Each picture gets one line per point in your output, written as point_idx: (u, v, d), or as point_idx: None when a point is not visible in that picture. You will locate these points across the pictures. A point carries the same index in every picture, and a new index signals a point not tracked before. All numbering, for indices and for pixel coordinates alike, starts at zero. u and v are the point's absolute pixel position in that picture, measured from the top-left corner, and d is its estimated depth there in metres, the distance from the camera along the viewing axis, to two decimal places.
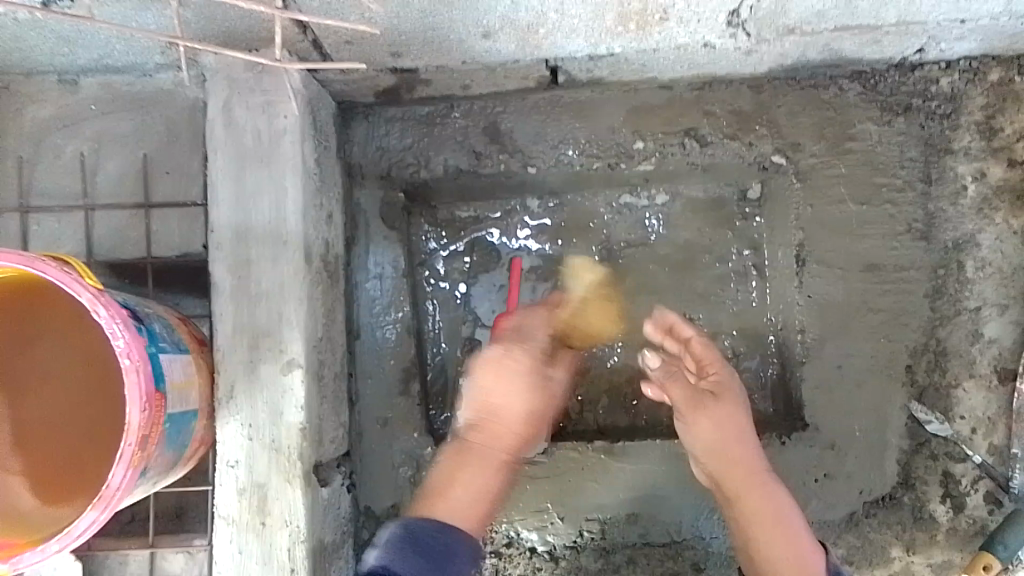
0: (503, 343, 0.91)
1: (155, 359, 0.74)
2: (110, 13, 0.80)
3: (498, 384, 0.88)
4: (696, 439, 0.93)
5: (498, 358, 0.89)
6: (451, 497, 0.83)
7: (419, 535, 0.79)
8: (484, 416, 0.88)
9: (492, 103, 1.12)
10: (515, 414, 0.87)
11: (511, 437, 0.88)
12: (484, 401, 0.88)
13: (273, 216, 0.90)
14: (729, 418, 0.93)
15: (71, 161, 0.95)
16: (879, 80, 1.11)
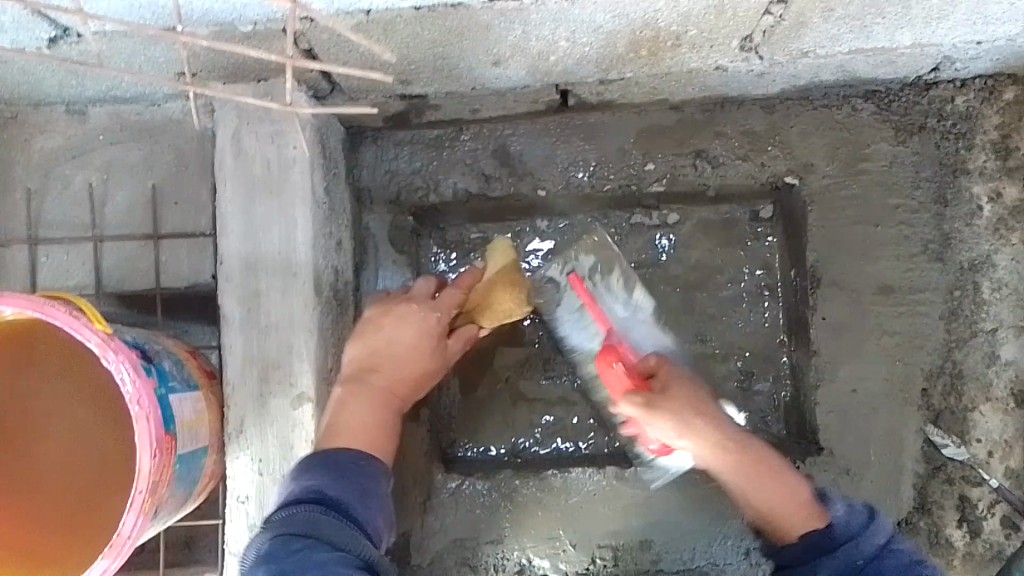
0: (396, 294, 0.93)
1: (166, 400, 0.74)
2: (118, 49, 0.79)
3: (396, 323, 0.90)
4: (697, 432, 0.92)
5: (391, 304, 0.91)
6: (343, 427, 0.84)
7: (340, 463, 0.80)
8: (371, 353, 0.89)
9: (501, 126, 1.11)
10: (408, 369, 0.90)
11: (400, 376, 0.89)
12: (379, 338, 0.89)
13: (283, 248, 0.89)
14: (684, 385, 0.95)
15: (79, 192, 0.95)
16: (893, 100, 1.10)
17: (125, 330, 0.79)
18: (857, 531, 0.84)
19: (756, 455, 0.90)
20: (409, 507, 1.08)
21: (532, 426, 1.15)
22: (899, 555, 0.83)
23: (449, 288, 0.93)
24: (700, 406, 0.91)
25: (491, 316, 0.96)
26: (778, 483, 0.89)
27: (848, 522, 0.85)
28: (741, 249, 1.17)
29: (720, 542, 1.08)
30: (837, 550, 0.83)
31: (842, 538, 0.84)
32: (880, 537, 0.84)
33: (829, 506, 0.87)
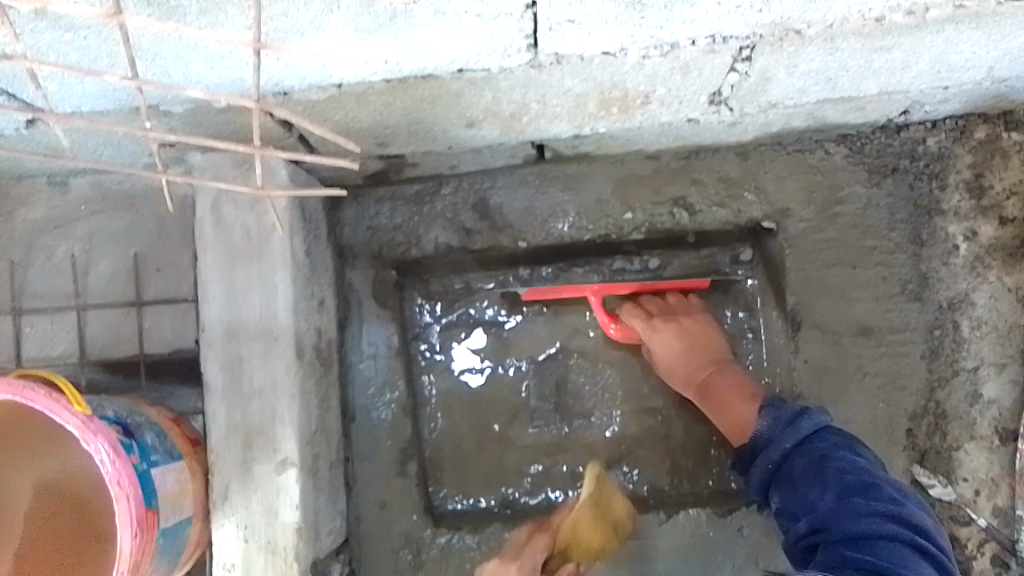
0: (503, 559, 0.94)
1: (148, 476, 0.75)
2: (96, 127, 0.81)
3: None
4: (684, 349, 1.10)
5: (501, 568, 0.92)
6: None
7: None
8: None
9: (480, 179, 1.13)
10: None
11: None
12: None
13: (265, 313, 0.90)
14: (688, 321, 1.13)
15: (62, 262, 0.96)
16: (865, 142, 1.12)
17: (107, 403, 0.80)
18: (774, 434, 0.96)
19: (729, 371, 1.08)
20: (399, 562, 1.09)
21: (521, 476, 1.15)
22: (812, 451, 0.92)
23: (537, 535, 0.97)
24: (689, 332, 1.11)
25: (580, 553, 0.98)
26: (735, 397, 1.05)
27: (769, 432, 0.96)
28: (721, 293, 1.19)
29: None
30: (760, 455, 0.96)
31: (762, 446, 0.96)
32: (790, 441, 0.94)
33: (762, 415, 0.99)
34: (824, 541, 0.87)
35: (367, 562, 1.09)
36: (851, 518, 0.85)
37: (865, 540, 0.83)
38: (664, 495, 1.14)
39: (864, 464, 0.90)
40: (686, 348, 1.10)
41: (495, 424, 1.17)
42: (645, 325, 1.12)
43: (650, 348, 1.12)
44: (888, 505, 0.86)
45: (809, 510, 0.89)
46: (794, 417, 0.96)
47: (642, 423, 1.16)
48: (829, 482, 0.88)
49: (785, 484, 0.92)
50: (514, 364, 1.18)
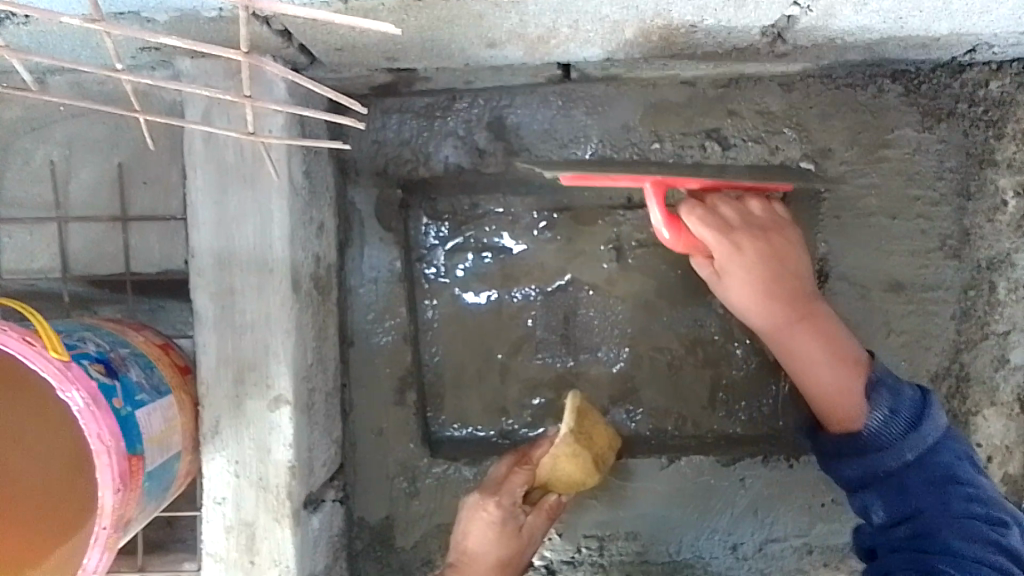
0: (484, 489, 0.93)
1: (132, 419, 0.70)
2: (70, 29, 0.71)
3: (475, 533, 0.92)
4: (761, 277, 0.90)
5: (477, 504, 0.92)
6: None
7: None
8: (460, 557, 0.93)
9: (497, 96, 1.04)
10: (487, 561, 0.92)
11: None
12: (463, 544, 0.93)
13: (259, 242, 0.84)
14: (774, 242, 0.91)
15: (41, 169, 0.93)
16: (923, 81, 1.01)
17: (91, 335, 0.74)
18: (891, 437, 0.83)
19: (817, 315, 0.90)
20: (394, 490, 1.07)
21: (522, 408, 1.10)
22: (935, 466, 0.83)
23: (515, 472, 0.93)
24: (776, 261, 0.90)
25: (562, 484, 0.95)
26: (823, 356, 0.88)
27: (886, 434, 0.83)
28: None
29: (707, 536, 1.07)
30: (869, 454, 0.84)
31: (879, 446, 0.83)
32: (913, 451, 0.82)
33: (873, 402, 0.84)
34: (924, 563, 0.81)
35: (361, 488, 1.07)
36: (966, 549, 0.80)
37: (973, 572, 0.78)
38: (666, 436, 1.09)
39: (981, 486, 0.84)
40: (769, 281, 0.90)
41: (498, 352, 1.11)
42: (725, 243, 0.87)
43: (722, 269, 0.90)
44: (999, 537, 0.81)
45: (917, 529, 0.82)
46: (918, 416, 0.83)
47: (650, 361, 1.10)
48: (948, 503, 0.82)
49: (895, 493, 0.83)
50: (522, 292, 1.11)
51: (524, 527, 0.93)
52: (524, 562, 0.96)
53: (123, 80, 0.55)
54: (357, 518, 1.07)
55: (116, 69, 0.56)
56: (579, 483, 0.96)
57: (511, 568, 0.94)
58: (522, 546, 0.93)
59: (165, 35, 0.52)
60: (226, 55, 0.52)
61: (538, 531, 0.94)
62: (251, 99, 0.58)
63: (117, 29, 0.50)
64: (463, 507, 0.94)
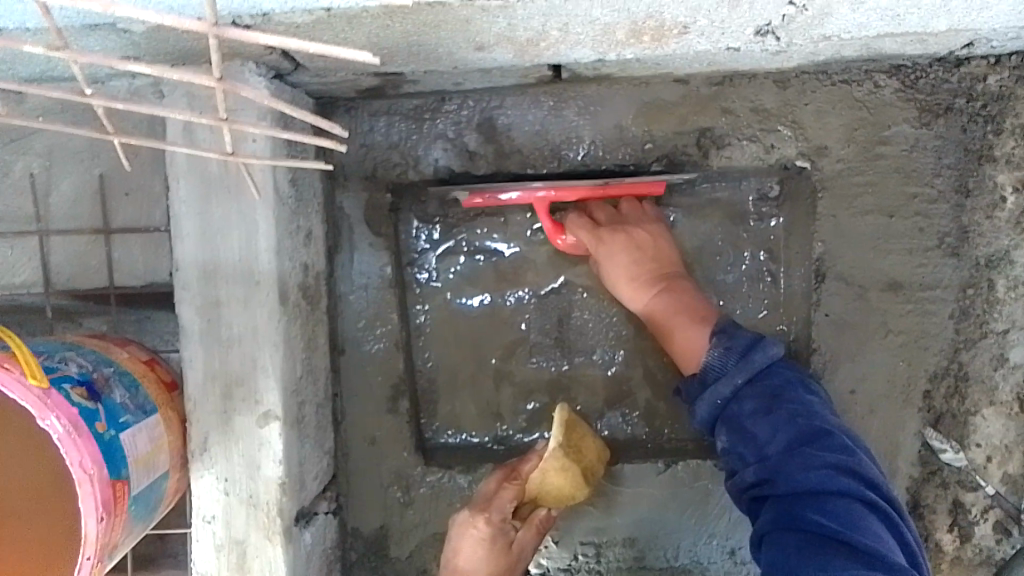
0: (473, 506, 0.92)
1: (117, 443, 0.68)
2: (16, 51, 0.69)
3: (466, 550, 0.92)
4: (626, 260, 1.00)
5: (467, 524, 0.91)
6: None
7: None
8: (451, 570, 0.93)
9: (487, 97, 1.02)
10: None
11: None
12: (456, 560, 0.93)
13: (244, 254, 0.82)
14: (635, 229, 1.02)
15: (21, 181, 0.91)
16: (920, 76, 1.00)
17: (73, 355, 0.72)
18: (724, 367, 0.88)
19: (680, 291, 1.00)
20: (388, 499, 1.05)
21: (516, 413, 1.09)
22: (762, 391, 0.85)
23: (504, 490, 0.92)
24: (641, 247, 1.01)
25: (552, 497, 0.94)
26: (684, 322, 0.97)
27: (719, 365, 0.88)
28: (743, 228, 1.08)
29: (706, 541, 1.06)
30: (705, 390, 0.88)
31: (711, 379, 0.88)
32: (741, 376, 0.86)
33: (714, 344, 0.90)
34: (772, 493, 0.81)
35: (355, 497, 1.05)
36: (800, 469, 0.80)
37: (814, 496, 0.78)
38: (662, 440, 1.08)
39: (817, 407, 0.85)
40: (635, 265, 1.00)
41: (492, 356, 1.09)
42: (592, 235, 1.01)
43: (596, 259, 1.02)
44: (842, 456, 0.80)
45: (759, 458, 0.83)
46: (747, 348, 0.88)
47: (645, 364, 1.08)
48: (781, 426, 0.83)
49: (734, 425, 0.85)
50: (515, 295, 1.09)
51: (515, 542, 0.93)
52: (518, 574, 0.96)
53: (94, 104, 0.54)
54: (351, 528, 1.05)
55: (86, 93, 0.55)
56: (569, 496, 0.95)
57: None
58: (512, 561, 0.93)
59: (136, 62, 0.51)
60: (197, 81, 0.51)
61: (529, 544, 0.95)
62: (227, 122, 0.57)
63: (84, 57, 0.49)
64: (455, 522, 0.93)
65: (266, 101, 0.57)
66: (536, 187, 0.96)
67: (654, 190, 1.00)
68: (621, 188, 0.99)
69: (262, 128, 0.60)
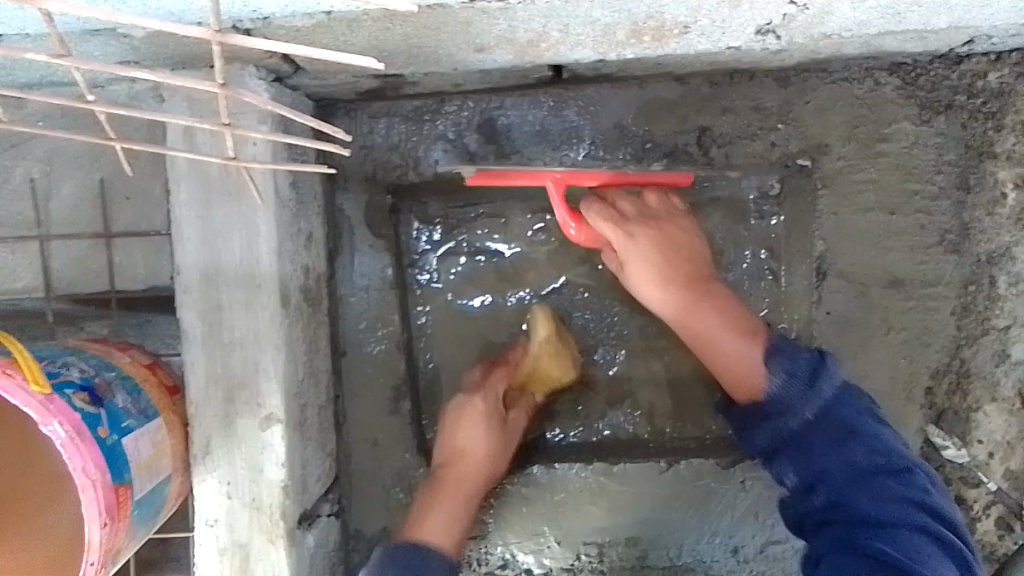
0: (469, 393, 1.01)
1: (119, 448, 0.68)
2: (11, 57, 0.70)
3: (464, 428, 0.99)
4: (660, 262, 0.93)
5: (465, 409, 1.00)
6: (433, 523, 0.94)
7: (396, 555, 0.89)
8: (451, 460, 0.99)
9: (487, 97, 1.02)
10: (482, 454, 0.99)
11: (476, 478, 0.99)
12: (453, 443, 0.99)
13: (245, 258, 0.82)
14: (671, 229, 0.95)
15: (20, 186, 0.91)
16: (920, 74, 1.00)
17: (76, 360, 0.73)
18: (790, 395, 0.85)
19: (714, 295, 0.93)
20: (391, 501, 1.05)
21: None
22: (834, 422, 0.84)
23: (495, 373, 1.03)
24: (672, 245, 0.94)
25: (540, 383, 1.03)
26: (728, 333, 0.90)
27: (786, 395, 0.85)
28: (743, 228, 1.07)
29: (709, 539, 1.06)
30: (769, 418, 0.86)
31: (778, 409, 0.85)
32: (810, 407, 0.84)
33: (771, 369, 0.86)
34: (838, 519, 0.82)
35: (358, 499, 1.05)
36: (872, 503, 0.80)
37: (887, 526, 0.79)
38: (667, 438, 1.08)
39: (887, 437, 0.85)
40: (666, 265, 0.93)
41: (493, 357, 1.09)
42: (621, 232, 0.92)
43: (623, 257, 0.93)
44: (914, 491, 0.81)
45: (826, 486, 0.83)
46: (812, 373, 0.85)
47: (647, 363, 1.08)
48: (854, 457, 0.82)
49: (800, 453, 0.84)
50: (516, 296, 1.08)
51: (509, 422, 1.02)
52: (506, 460, 1.02)
53: (96, 110, 0.54)
54: (354, 530, 1.05)
55: (86, 98, 0.55)
56: (557, 381, 1.04)
57: (498, 461, 1.01)
58: (508, 439, 1.02)
59: (137, 69, 0.51)
60: (201, 87, 0.51)
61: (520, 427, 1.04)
62: (230, 127, 0.57)
63: (86, 64, 0.48)
64: (449, 409, 1.01)
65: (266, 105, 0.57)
66: (555, 170, 0.89)
67: (678, 182, 0.98)
68: (637, 180, 0.96)
69: (266, 132, 0.59)
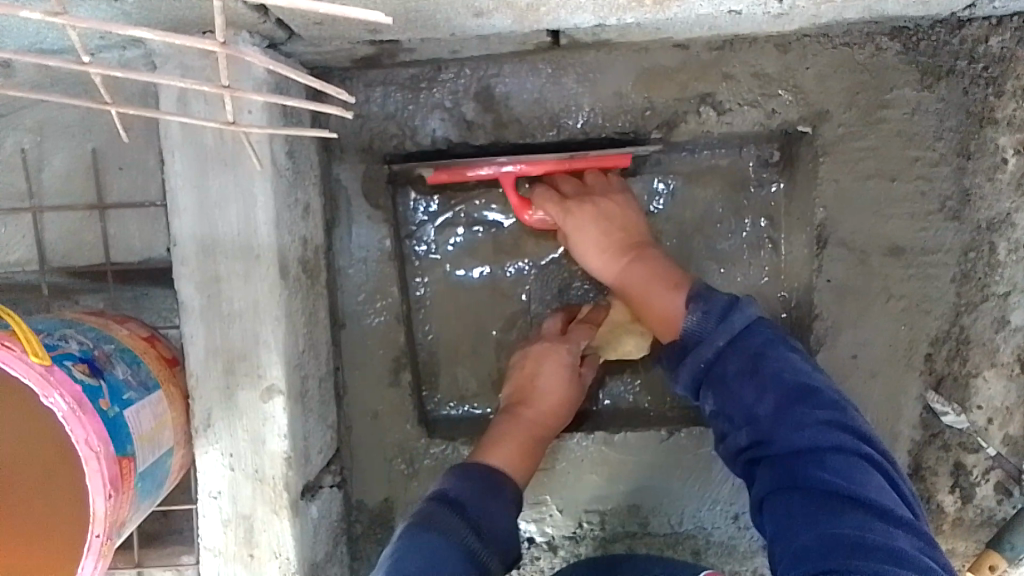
0: (550, 336, 1.01)
1: (121, 420, 0.68)
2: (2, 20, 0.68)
3: (548, 371, 0.99)
4: (591, 232, 0.98)
5: (547, 347, 1.00)
6: (502, 451, 0.95)
7: (472, 472, 0.91)
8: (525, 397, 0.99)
9: (485, 64, 1.00)
10: (556, 399, 1.00)
11: (551, 420, 1.00)
12: (534, 382, 0.99)
13: (243, 227, 0.81)
14: (604, 199, 1.00)
15: (12, 157, 0.89)
16: (922, 39, 0.98)
17: (73, 333, 0.72)
18: (705, 332, 0.86)
19: (649, 258, 0.97)
20: (393, 472, 1.05)
21: None
22: (746, 351, 0.84)
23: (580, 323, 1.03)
24: (610, 215, 0.98)
25: (613, 347, 1.03)
26: (658, 290, 0.94)
27: (699, 331, 0.86)
28: (743, 197, 1.08)
29: (710, 506, 1.06)
30: (689, 353, 0.86)
31: (693, 346, 0.86)
32: (723, 339, 0.84)
33: (690, 309, 0.88)
34: (765, 454, 0.82)
35: (359, 471, 1.05)
36: (794, 429, 0.80)
37: (812, 453, 0.79)
38: (665, 408, 1.08)
39: (798, 363, 0.84)
40: (602, 235, 0.98)
41: (492, 329, 1.09)
42: (559, 208, 0.98)
43: (565, 232, 0.99)
44: (830, 411, 0.81)
45: (750, 420, 0.83)
46: (725, 310, 0.86)
47: None
48: (767, 387, 0.82)
49: (718, 388, 0.85)
50: (515, 266, 1.08)
51: (582, 374, 1.02)
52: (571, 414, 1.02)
53: (91, 73, 0.52)
54: (356, 500, 1.05)
55: (82, 60, 0.53)
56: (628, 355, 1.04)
57: (568, 412, 1.02)
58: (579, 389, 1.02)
59: (134, 26, 0.48)
60: (201, 46, 0.49)
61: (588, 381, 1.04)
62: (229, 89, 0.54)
63: (82, 22, 0.47)
64: (536, 346, 1.01)
65: (267, 66, 0.54)
66: (504, 168, 0.96)
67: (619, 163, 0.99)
68: (587, 162, 0.98)
69: (265, 94, 0.57)
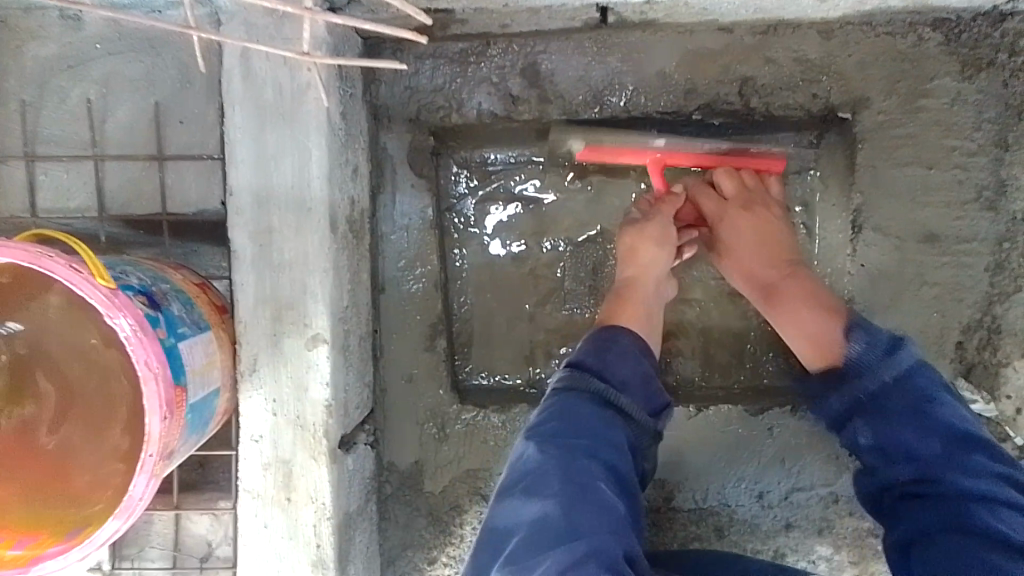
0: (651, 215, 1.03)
1: (176, 351, 0.71)
2: None
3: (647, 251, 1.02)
4: (740, 237, 1.02)
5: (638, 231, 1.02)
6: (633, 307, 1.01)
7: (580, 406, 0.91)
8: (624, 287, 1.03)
9: (531, 41, 1.03)
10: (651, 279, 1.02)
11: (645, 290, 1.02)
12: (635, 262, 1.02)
13: (297, 181, 0.84)
14: (767, 219, 1.02)
15: (78, 107, 0.94)
16: (964, 30, 1.00)
17: (130, 269, 0.75)
18: (870, 363, 0.91)
19: (802, 278, 0.99)
20: (424, 435, 1.07)
21: (550, 356, 1.11)
22: (912, 389, 0.89)
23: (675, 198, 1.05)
24: (767, 233, 1.02)
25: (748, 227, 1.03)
26: (807, 308, 0.96)
27: (865, 361, 0.91)
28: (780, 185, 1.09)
29: (734, 485, 1.07)
30: (849, 385, 0.92)
31: (857, 375, 0.91)
32: (891, 374, 0.89)
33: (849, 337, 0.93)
34: (930, 491, 0.86)
35: (392, 433, 1.08)
36: (965, 474, 0.85)
37: (981, 499, 0.83)
38: (693, 387, 1.10)
39: (964, 412, 0.89)
40: (759, 245, 1.02)
41: (527, 303, 1.11)
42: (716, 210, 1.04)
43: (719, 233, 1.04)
44: (999, 463, 0.86)
45: (910, 457, 0.88)
46: (891, 346, 0.91)
47: (681, 314, 1.11)
48: (944, 427, 0.87)
49: (879, 423, 0.90)
50: (551, 242, 1.11)
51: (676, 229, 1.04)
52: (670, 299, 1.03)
53: None
54: (387, 462, 1.08)
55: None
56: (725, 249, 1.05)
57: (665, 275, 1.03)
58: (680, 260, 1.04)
59: None
60: None
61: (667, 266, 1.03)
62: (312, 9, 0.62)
63: None
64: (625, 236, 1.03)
65: None
66: (655, 148, 1.04)
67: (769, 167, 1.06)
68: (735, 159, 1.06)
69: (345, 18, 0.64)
